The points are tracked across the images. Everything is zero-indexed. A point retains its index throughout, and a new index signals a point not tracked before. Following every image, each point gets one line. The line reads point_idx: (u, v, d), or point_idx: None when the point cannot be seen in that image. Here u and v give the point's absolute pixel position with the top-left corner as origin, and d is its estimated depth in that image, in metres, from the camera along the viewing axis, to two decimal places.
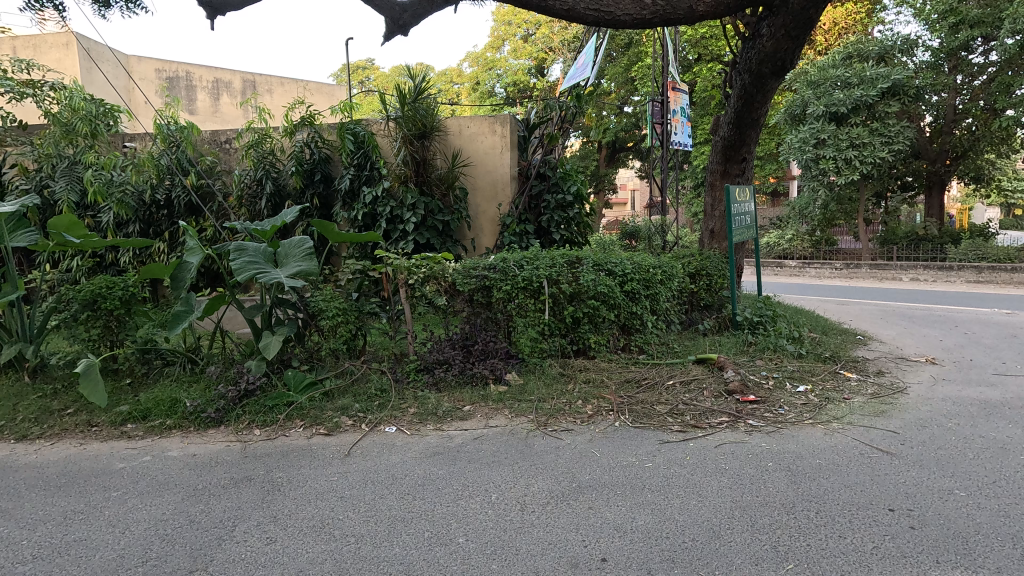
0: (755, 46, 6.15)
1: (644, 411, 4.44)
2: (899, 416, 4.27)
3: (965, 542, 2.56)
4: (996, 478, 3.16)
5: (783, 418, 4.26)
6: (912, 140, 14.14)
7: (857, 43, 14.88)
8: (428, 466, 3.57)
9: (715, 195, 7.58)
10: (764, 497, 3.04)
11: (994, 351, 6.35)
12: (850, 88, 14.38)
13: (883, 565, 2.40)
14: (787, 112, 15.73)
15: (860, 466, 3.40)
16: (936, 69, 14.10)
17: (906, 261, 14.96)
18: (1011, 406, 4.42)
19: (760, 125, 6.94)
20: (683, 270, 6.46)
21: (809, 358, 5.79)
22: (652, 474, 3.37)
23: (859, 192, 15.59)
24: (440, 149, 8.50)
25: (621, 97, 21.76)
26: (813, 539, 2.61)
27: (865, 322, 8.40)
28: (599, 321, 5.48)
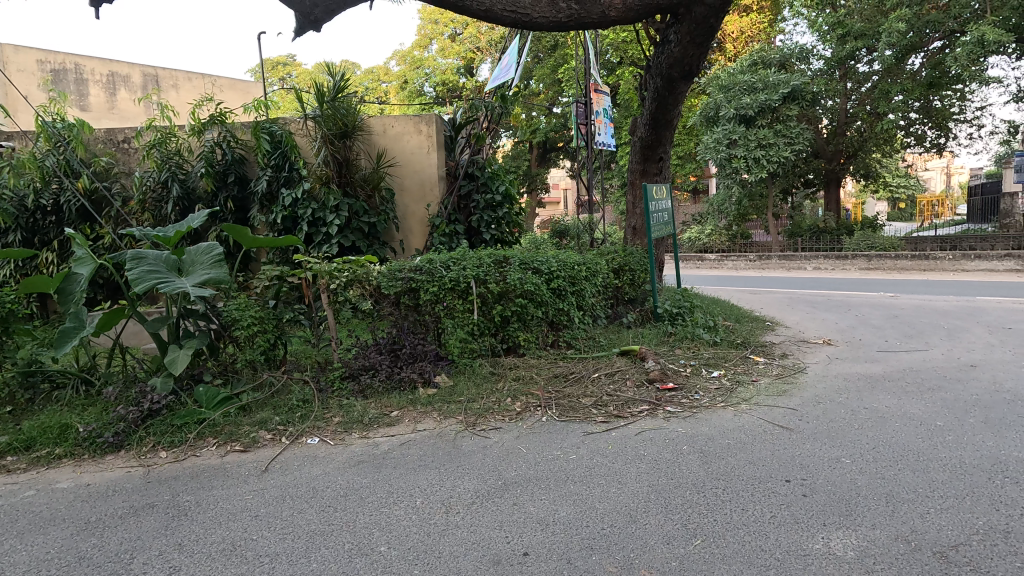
0: (665, 51, 6.48)
1: (570, 404, 4.56)
2: (798, 394, 4.66)
3: (848, 504, 2.83)
4: (876, 445, 3.53)
5: (697, 403, 4.52)
6: (810, 141, 15.50)
7: (761, 51, 16.05)
8: (351, 476, 3.47)
9: (636, 194, 7.90)
10: (678, 478, 3.21)
11: (880, 331, 7.08)
12: (756, 92, 15.49)
13: (778, 532, 2.62)
14: (703, 114, 16.69)
15: (764, 442, 3.67)
16: (829, 77, 15.46)
17: (809, 251, 16.34)
18: (891, 378, 4.96)
19: (673, 126, 7.33)
20: (607, 266, 6.70)
21: (723, 345, 6.18)
22: (576, 465, 3.47)
23: (768, 188, 16.83)
24: (364, 149, 8.25)
25: (549, 97, 22.18)
26: (719, 514, 2.79)
27: (773, 309, 9.09)
28: (528, 319, 5.56)
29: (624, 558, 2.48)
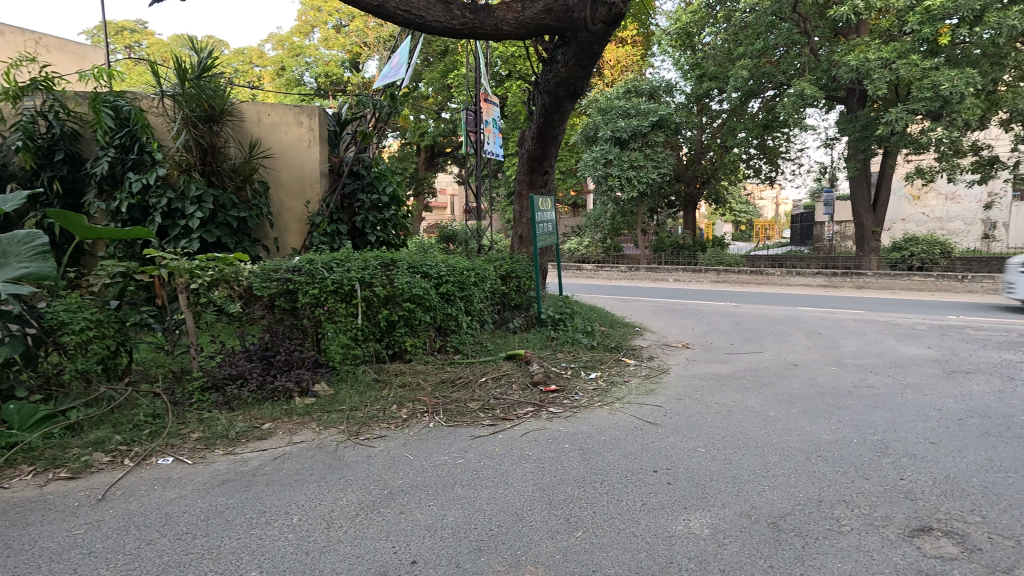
0: (552, 70, 6.82)
1: (457, 409, 4.56)
2: (663, 392, 5.17)
3: (703, 488, 3.21)
4: (724, 435, 4.04)
5: (577, 404, 4.80)
6: (673, 165, 17.36)
7: (635, 80, 17.60)
8: (214, 497, 3.11)
9: (523, 204, 8.18)
10: (561, 475, 3.38)
11: (726, 336, 8.13)
12: (629, 117, 16.95)
13: (648, 517, 2.88)
14: (583, 133, 17.89)
15: (635, 437, 4.02)
16: (689, 110, 17.44)
17: (671, 265, 18.25)
18: (736, 377, 5.72)
19: (558, 142, 7.72)
20: (495, 273, 6.84)
21: (599, 349, 6.65)
22: (464, 469, 3.48)
23: (637, 207, 18.54)
24: (234, 136, 7.51)
25: (438, 102, 22.16)
26: (597, 506, 2.99)
27: (642, 316, 9.98)
28: (415, 324, 5.45)
29: (512, 557, 2.54)
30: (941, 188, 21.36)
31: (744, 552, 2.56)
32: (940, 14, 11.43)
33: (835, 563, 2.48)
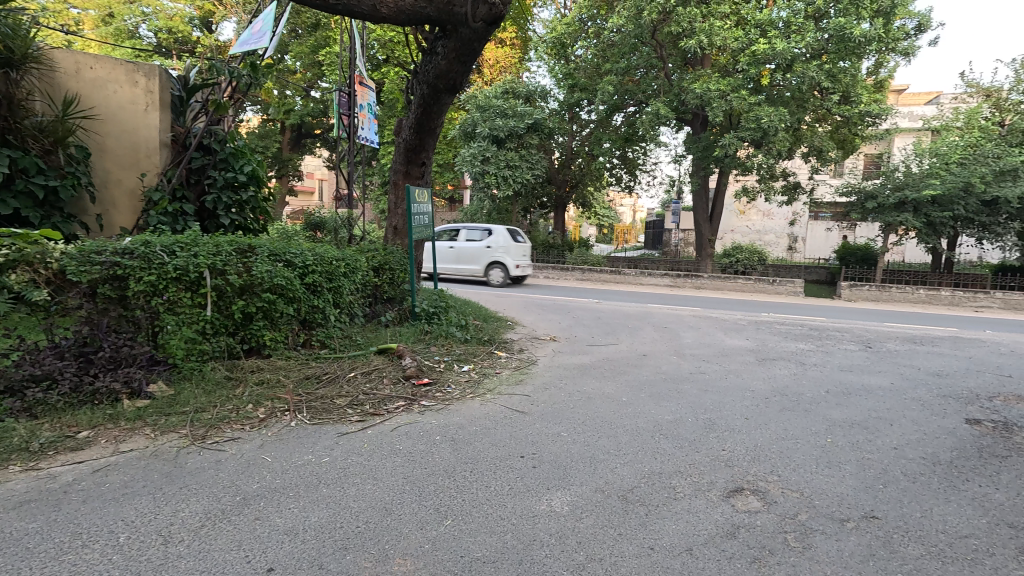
0: (433, 62, 6.74)
1: (323, 406, 4.33)
2: (531, 382, 5.46)
3: (565, 469, 3.46)
4: (585, 420, 4.38)
5: (449, 396, 4.85)
6: (545, 168, 18.23)
7: (512, 82, 18.14)
8: (10, 522, 2.58)
9: (398, 194, 7.98)
10: (431, 467, 3.39)
11: (588, 329, 8.79)
12: (507, 117, 17.42)
13: (514, 501, 3.02)
14: (462, 129, 18.03)
15: (504, 426, 4.17)
16: (561, 117, 18.45)
17: (542, 262, 19.16)
18: (596, 366, 6.24)
19: (436, 135, 7.66)
20: (367, 264, 6.59)
21: (473, 342, 6.76)
22: (329, 468, 3.31)
23: (512, 206, 19.19)
24: (43, 89, 6.23)
25: (307, 79, 20.60)
26: (467, 494, 3.07)
27: (514, 310, 10.35)
28: (275, 316, 5.01)
29: (380, 551, 2.49)
30: (760, 206, 25.40)
31: (597, 524, 2.82)
32: (762, 59, 13.54)
33: (671, 525, 2.84)
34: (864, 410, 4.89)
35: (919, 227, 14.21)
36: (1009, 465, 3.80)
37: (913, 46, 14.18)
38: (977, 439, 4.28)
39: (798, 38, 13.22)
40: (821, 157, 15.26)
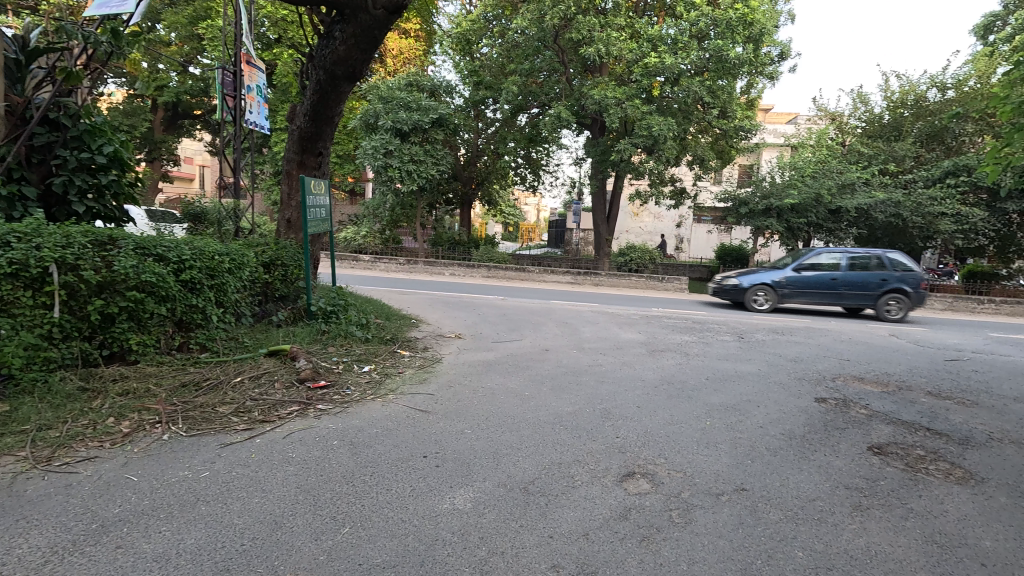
0: (330, 46, 6.38)
1: (202, 415, 3.92)
2: (434, 380, 5.39)
3: (467, 466, 3.47)
4: (488, 416, 4.42)
5: (349, 398, 4.63)
6: (451, 164, 18.10)
7: (416, 75, 17.79)
8: None
9: (292, 185, 7.45)
10: (328, 474, 3.22)
11: (493, 326, 8.87)
12: (410, 111, 17.04)
13: (415, 502, 2.96)
14: (363, 119, 17.32)
15: (406, 426, 4.08)
16: (467, 113, 18.43)
17: (447, 259, 18.98)
18: (500, 362, 6.32)
19: (334, 124, 7.26)
20: (255, 259, 6.08)
21: (374, 342, 6.52)
22: (209, 483, 3.02)
23: (416, 201, 18.83)
24: None
25: (184, 53, 18.56)
26: (366, 499, 2.96)
27: (419, 308, 10.16)
28: (144, 318, 4.46)
29: (268, 569, 2.32)
30: (651, 209, 27.37)
31: (499, 518, 2.86)
32: (653, 71, 14.62)
33: (570, 513, 2.96)
34: (736, 394, 5.47)
35: (781, 231, 16.16)
36: (847, 436, 4.45)
37: (776, 71, 16.07)
38: (823, 414, 4.97)
39: (684, 55, 14.40)
40: (703, 165, 16.78)
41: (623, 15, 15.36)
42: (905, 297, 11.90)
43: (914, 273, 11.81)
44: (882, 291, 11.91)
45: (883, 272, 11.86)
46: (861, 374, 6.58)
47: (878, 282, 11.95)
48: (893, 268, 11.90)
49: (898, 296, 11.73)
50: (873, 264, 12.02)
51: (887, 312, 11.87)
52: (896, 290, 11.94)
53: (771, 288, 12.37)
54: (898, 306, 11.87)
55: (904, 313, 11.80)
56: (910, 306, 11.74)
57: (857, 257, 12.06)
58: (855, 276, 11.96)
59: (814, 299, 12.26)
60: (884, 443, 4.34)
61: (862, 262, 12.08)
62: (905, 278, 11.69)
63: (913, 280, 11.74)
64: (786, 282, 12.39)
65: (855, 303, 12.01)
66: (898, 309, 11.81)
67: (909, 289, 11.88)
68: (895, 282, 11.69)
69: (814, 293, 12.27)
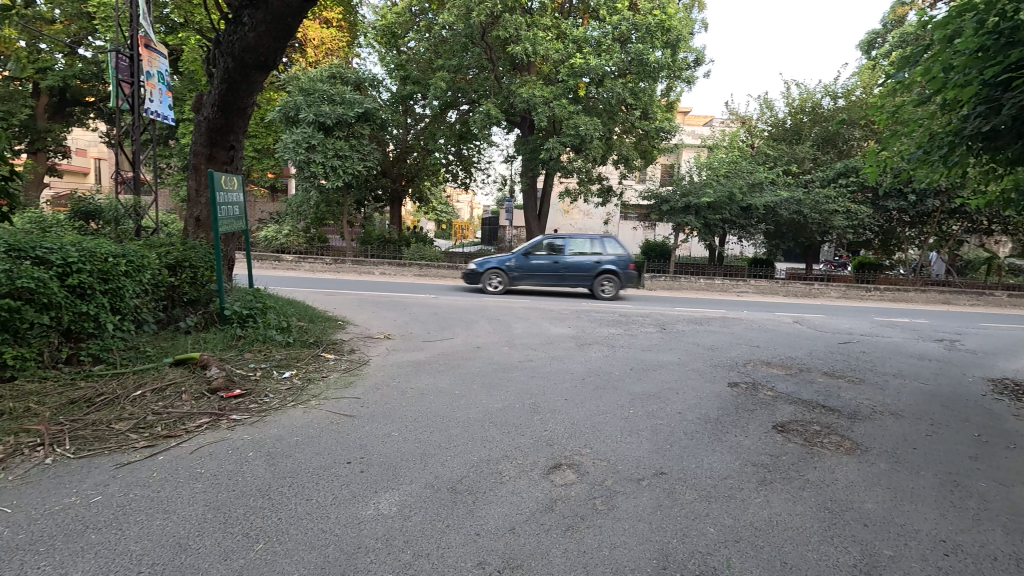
0: (238, 31, 5.99)
1: (95, 434, 3.56)
2: (361, 384, 5.21)
3: (393, 469, 3.39)
4: (417, 417, 4.35)
5: (266, 407, 4.37)
6: (379, 160, 17.59)
7: (339, 67, 17.13)
8: None
9: (200, 180, 6.92)
10: (241, 488, 3.03)
11: (423, 325, 8.73)
12: (334, 104, 16.36)
13: (337, 510, 2.86)
14: (283, 112, 16.41)
15: (328, 433, 3.92)
16: (394, 108, 18.00)
17: (377, 258, 18.42)
18: (430, 362, 6.23)
19: (247, 115, 6.82)
20: (158, 261, 5.60)
21: (296, 346, 6.21)
22: (102, 508, 2.74)
23: (343, 198, 18.13)
24: None
25: (72, 33, 16.71)
26: (283, 511, 2.81)
27: (346, 309, 9.80)
28: (21, 329, 3.98)
29: None
30: (581, 206, 28.11)
31: (426, 520, 2.82)
32: (579, 72, 14.96)
33: (496, 508, 2.98)
34: (658, 383, 5.74)
35: (700, 227, 17.12)
36: (755, 417, 4.81)
37: (693, 76, 16.99)
38: (734, 398, 5.34)
39: (607, 57, 14.88)
40: (628, 165, 17.46)
41: (549, 15, 15.60)
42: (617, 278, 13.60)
43: (623, 257, 13.58)
44: (597, 273, 13.58)
45: (597, 256, 13.56)
46: (768, 359, 7.13)
47: (594, 265, 13.62)
48: (606, 252, 13.64)
49: (610, 276, 13.39)
50: (590, 250, 13.70)
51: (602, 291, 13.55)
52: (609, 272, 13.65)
53: (503, 271, 13.62)
54: (611, 285, 13.59)
55: (618, 292, 13.51)
56: (618, 286, 13.46)
57: (577, 244, 13.72)
58: (572, 260, 13.61)
59: (541, 281, 13.70)
60: (787, 421, 4.73)
61: (581, 248, 13.74)
62: (613, 259, 13.38)
63: (621, 262, 13.48)
64: (517, 267, 13.74)
65: (574, 284, 13.60)
66: (611, 288, 13.49)
67: (619, 271, 13.60)
68: (606, 265, 13.40)
69: (542, 275, 13.74)
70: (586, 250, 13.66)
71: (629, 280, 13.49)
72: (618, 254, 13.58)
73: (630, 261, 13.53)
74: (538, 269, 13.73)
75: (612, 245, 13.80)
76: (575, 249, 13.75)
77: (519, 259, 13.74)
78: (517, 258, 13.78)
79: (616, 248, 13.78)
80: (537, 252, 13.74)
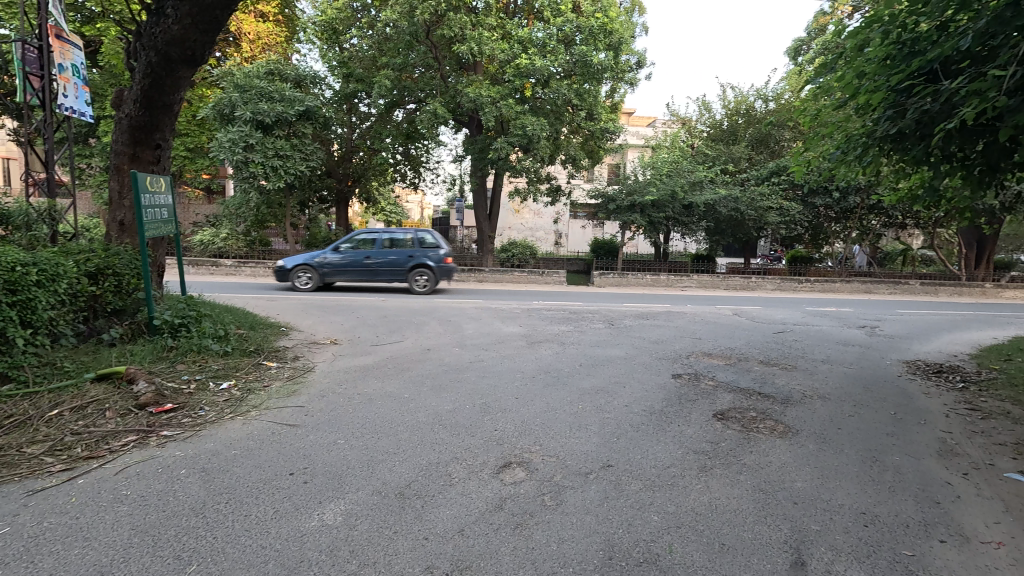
0: (160, 24, 5.64)
1: (3, 461, 3.27)
2: (305, 391, 5.04)
3: (338, 478, 3.30)
4: (364, 423, 4.25)
5: (202, 421, 4.15)
6: (323, 160, 17.05)
7: (278, 63, 16.46)
8: None
9: (123, 182, 6.47)
10: (172, 508, 2.86)
11: (372, 329, 8.55)
12: (272, 101, 15.70)
13: (278, 524, 2.75)
14: (216, 109, 15.58)
15: (269, 444, 3.78)
16: (338, 107, 17.50)
17: None
18: (379, 366, 6.11)
19: (174, 113, 6.43)
20: (75, 269, 5.19)
21: (234, 355, 5.92)
22: (10, 541, 2.52)
23: (285, 199, 17.47)
24: None
25: None
26: (219, 529, 2.68)
27: (290, 315, 9.45)
28: None
29: None
30: (531, 206, 28.37)
31: (372, 528, 2.76)
32: (525, 72, 15.06)
33: (445, 511, 2.96)
34: (606, 377, 5.87)
35: (645, 225, 17.65)
36: (696, 406, 5.02)
37: (636, 78, 17.49)
38: (678, 389, 5.54)
39: (553, 58, 15.05)
40: (576, 164, 17.77)
41: (494, 15, 15.64)
42: (431, 272, 13.60)
43: (436, 251, 13.63)
44: (411, 267, 13.55)
45: (409, 250, 13.50)
46: (709, 350, 7.45)
47: (408, 260, 13.58)
48: (420, 246, 13.64)
49: (422, 271, 13.39)
50: (404, 244, 13.67)
51: (417, 285, 13.55)
52: (422, 266, 13.61)
53: (312, 268, 13.31)
54: (425, 278, 13.60)
55: (431, 285, 13.54)
56: (433, 280, 13.49)
57: (390, 238, 13.62)
58: (385, 255, 13.49)
59: (354, 276, 13.51)
60: (726, 409, 4.96)
61: (395, 243, 13.67)
62: (425, 253, 13.41)
63: (434, 256, 13.51)
64: (329, 263, 13.47)
65: (390, 278, 13.51)
66: (425, 282, 13.53)
67: (433, 265, 13.62)
68: (417, 258, 13.38)
69: (355, 271, 13.53)
70: (399, 245, 13.59)
71: (443, 274, 13.51)
72: (431, 248, 13.57)
73: (443, 254, 13.59)
74: (350, 264, 13.50)
75: (427, 238, 13.77)
76: (389, 243, 13.66)
77: (330, 255, 13.48)
78: (329, 254, 13.43)
79: (431, 242, 13.80)
80: (348, 248, 13.53)
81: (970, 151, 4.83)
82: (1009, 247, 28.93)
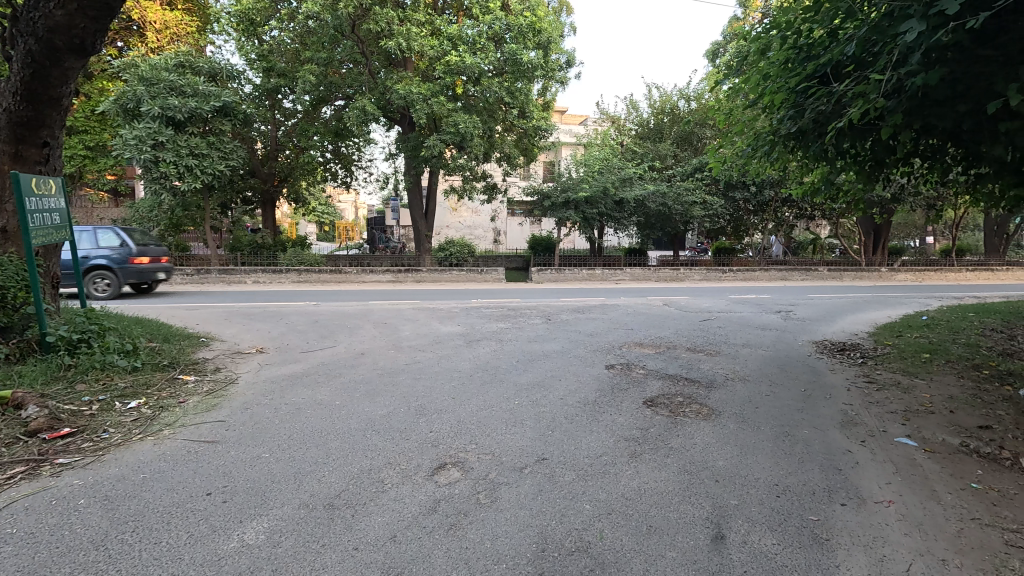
0: (40, 7, 5.08)
1: None
2: (227, 404, 4.75)
3: (261, 494, 3.13)
4: (291, 434, 4.06)
5: (105, 444, 3.80)
6: (244, 159, 16.10)
7: (188, 55, 15.33)
8: None
9: (3, 184, 5.75)
10: (68, 543, 2.60)
11: (302, 335, 8.20)
12: (183, 96, 14.62)
13: (193, 549, 2.58)
14: (118, 104, 14.28)
15: (185, 464, 3.52)
16: (258, 102, 16.56)
17: (249, 265, 16.92)
18: (310, 373, 5.87)
19: (62, 107, 5.81)
20: None
21: (145, 370, 5.47)
22: None
23: (204, 201, 16.36)
24: None
25: None
26: (124, 561, 2.47)
27: (212, 324, 8.90)
28: None
29: None
30: (468, 204, 28.28)
31: (297, 543, 2.64)
32: (455, 70, 14.95)
33: (377, 518, 2.88)
34: (543, 372, 5.96)
35: (579, 221, 18.04)
36: (628, 395, 5.20)
37: (565, 77, 17.83)
38: (611, 379, 5.72)
39: (484, 56, 15.01)
40: (511, 162, 17.86)
41: (422, 11, 15.39)
42: (114, 274, 12.50)
43: (118, 251, 12.49)
44: (88, 270, 12.32)
45: (85, 248, 12.28)
46: (641, 340, 7.76)
47: (84, 262, 12.32)
48: (97, 247, 12.42)
49: (99, 273, 12.22)
50: (79, 244, 12.38)
51: (98, 289, 12.36)
52: (104, 268, 12.44)
53: None
54: (109, 282, 12.46)
55: (113, 290, 12.39)
56: (114, 283, 12.40)
57: None
58: None
59: None
60: (655, 396, 5.18)
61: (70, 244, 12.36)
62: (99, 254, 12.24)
63: (113, 257, 12.38)
64: None
65: None
66: (107, 285, 12.38)
67: (115, 267, 12.47)
68: (91, 260, 12.17)
69: None
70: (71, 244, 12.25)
71: (127, 276, 12.50)
72: (112, 248, 12.45)
73: (127, 255, 12.49)
74: None
75: (111, 237, 12.61)
76: None
77: None
78: None
79: (115, 241, 12.60)
80: None
81: (859, 148, 5.30)
82: (901, 234, 32.11)
